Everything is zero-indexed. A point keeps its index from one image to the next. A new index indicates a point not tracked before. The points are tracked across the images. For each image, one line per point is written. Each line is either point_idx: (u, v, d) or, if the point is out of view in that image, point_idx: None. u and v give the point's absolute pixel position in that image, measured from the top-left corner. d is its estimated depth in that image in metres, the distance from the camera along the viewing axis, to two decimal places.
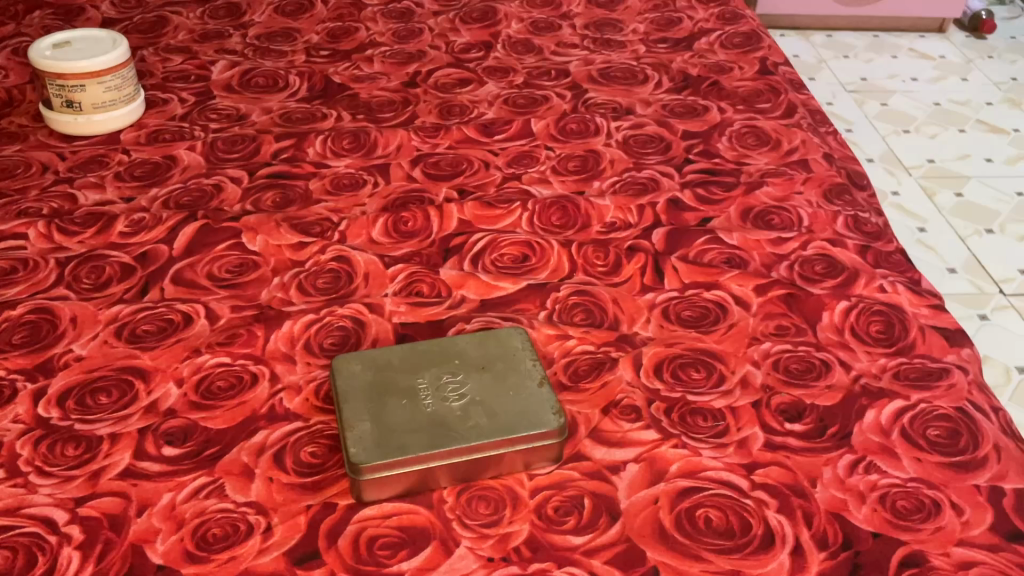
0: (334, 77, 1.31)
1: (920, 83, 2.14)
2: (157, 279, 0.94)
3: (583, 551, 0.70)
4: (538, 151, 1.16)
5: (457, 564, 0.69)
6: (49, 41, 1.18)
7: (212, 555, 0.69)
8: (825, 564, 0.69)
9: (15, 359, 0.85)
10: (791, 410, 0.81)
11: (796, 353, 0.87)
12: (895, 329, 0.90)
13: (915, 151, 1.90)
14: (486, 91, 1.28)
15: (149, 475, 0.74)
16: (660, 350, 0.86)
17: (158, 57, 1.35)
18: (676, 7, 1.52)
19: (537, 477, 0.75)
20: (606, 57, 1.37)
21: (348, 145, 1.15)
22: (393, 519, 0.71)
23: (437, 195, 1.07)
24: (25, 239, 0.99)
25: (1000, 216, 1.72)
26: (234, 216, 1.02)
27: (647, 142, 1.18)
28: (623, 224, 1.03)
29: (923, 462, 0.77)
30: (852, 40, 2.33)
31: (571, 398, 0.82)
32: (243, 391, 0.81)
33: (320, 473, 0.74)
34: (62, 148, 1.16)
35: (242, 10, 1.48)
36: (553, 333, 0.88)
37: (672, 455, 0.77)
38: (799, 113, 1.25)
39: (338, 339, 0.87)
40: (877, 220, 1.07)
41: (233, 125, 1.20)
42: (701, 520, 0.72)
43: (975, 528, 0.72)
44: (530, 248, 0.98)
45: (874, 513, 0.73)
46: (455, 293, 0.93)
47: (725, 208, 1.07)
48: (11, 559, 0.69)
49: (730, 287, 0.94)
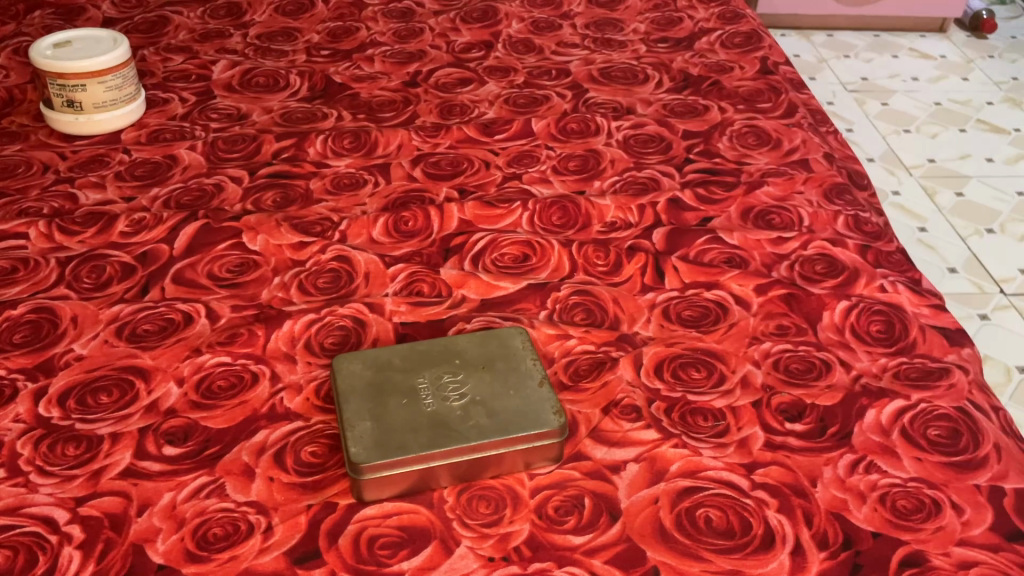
0: (334, 77, 1.31)
1: (920, 83, 2.14)
2: (157, 279, 0.94)
3: (583, 551, 0.70)
4: (539, 151, 1.16)
5: (457, 564, 0.69)
6: (49, 41, 1.18)
7: (213, 555, 0.69)
8: (826, 564, 0.69)
9: (15, 359, 0.85)
10: (791, 409, 0.81)
11: (796, 353, 0.87)
12: (895, 329, 0.90)
13: (915, 151, 1.89)
14: (486, 91, 1.28)
15: (149, 475, 0.74)
16: (660, 350, 0.86)
17: (158, 57, 1.35)
18: (676, 7, 1.51)
19: (537, 477, 0.75)
20: (606, 57, 1.37)
21: (348, 145, 1.15)
22: (393, 518, 0.71)
23: (437, 195, 1.07)
24: (25, 239, 0.99)
25: (1000, 216, 1.72)
26: (234, 216, 1.01)
27: (648, 142, 1.18)
28: (624, 224, 1.03)
29: (923, 462, 0.77)
30: (852, 40, 2.32)
31: (570, 398, 0.82)
32: (243, 391, 0.81)
33: (320, 473, 0.74)
34: (62, 148, 1.16)
35: (242, 10, 1.48)
36: (553, 333, 0.88)
37: (672, 455, 0.77)
38: (799, 113, 1.25)
39: (338, 338, 0.87)
40: (876, 221, 1.07)
41: (233, 125, 1.20)
42: (701, 520, 0.72)
43: (975, 528, 0.72)
44: (530, 248, 0.98)
45: (874, 513, 0.73)
46: (456, 293, 0.93)
47: (725, 208, 1.07)
48: (11, 559, 0.69)
49: (731, 287, 0.94)
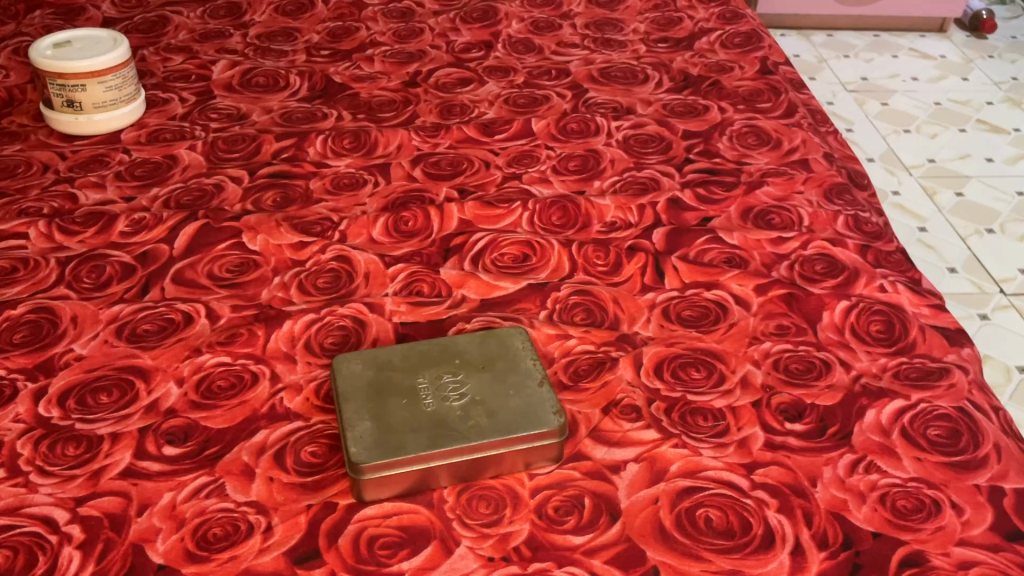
0: (334, 77, 1.31)
1: (920, 82, 2.14)
2: (157, 279, 0.94)
3: (583, 551, 0.70)
4: (539, 151, 1.16)
5: (457, 564, 0.69)
6: (49, 41, 1.18)
7: (212, 555, 0.69)
8: (826, 564, 0.69)
9: (15, 358, 0.85)
10: (791, 409, 0.81)
11: (796, 353, 0.87)
12: (895, 329, 0.90)
13: (915, 151, 1.89)
14: (487, 91, 1.28)
15: (149, 475, 0.74)
16: (660, 350, 0.86)
17: (158, 57, 1.35)
18: (676, 7, 1.51)
19: (537, 477, 0.75)
20: (606, 57, 1.37)
21: (348, 145, 1.15)
22: (393, 518, 0.71)
23: (437, 195, 1.07)
24: (25, 239, 0.99)
25: (1000, 216, 1.72)
26: (234, 215, 1.01)
27: (648, 142, 1.18)
28: (624, 224, 1.03)
29: (922, 462, 0.77)
30: (852, 40, 2.32)
31: (571, 398, 0.82)
32: (243, 391, 0.81)
33: (320, 472, 0.74)
34: (62, 148, 1.16)
35: (242, 10, 1.48)
36: (553, 333, 0.88)
37: (672, 455, 0.77)
38: (799, 113, 1.25)
39: (338, 338, 0.87)
40: (876, 220, 1.07)
41: (233, 125, 1.20)
42: (701, 520, 0.72)
43: (975, 528, 0.72)
44: (530, 248, 0.98)
45: (874, 513, 0.73)
46: (456, 293, 0.93)
47: (725, 208, 1.07)
48: (11, 559, 0.69)
49: (730, 287, 0.94)
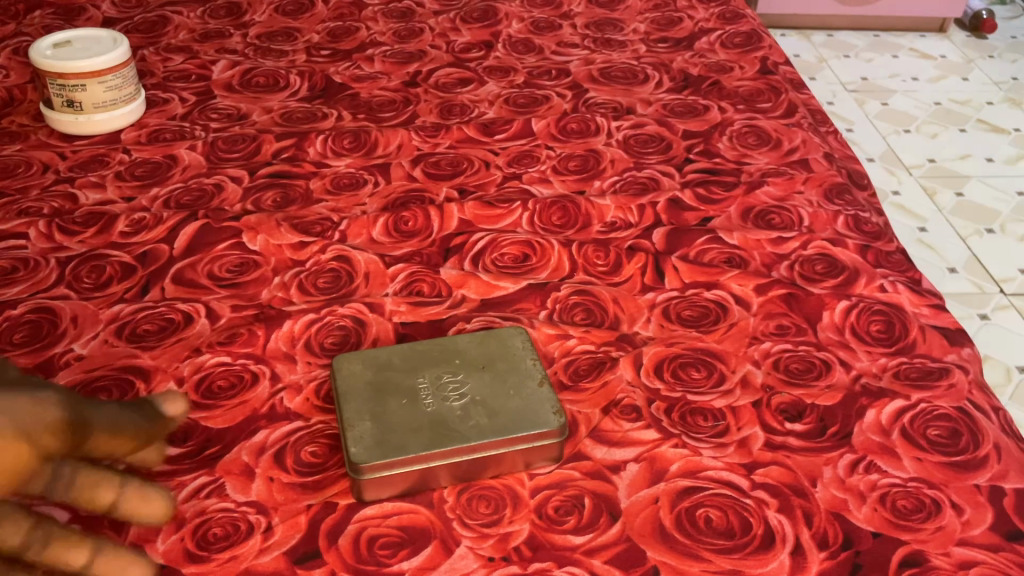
0: (334, 77, 1.31)
1: (920, 82, 2.14)
2: (157, 279, 0.94)
3: (583, 551, 0.70)
4: (539, 151, 1.16)
5: (457, 564, 0.69)
6: (49, 41, 1.18)
7: (212, 555, 0.69)
8: (826, 564, 0.69)
9: (15, 359, 0.85)
10: (791, 409, 0.81)
11: (796, 353, 0.87)
12: (895, 329, 0.90)
13: (915, 151, 1.89)
14: (487, 91, 1.28)
15: (149, 475, 0.74)
16: (660, 350, 0.86)
17: (158, 57, 1.35)
18: (676, 7, 1.52)
19: (537, 477, 0.75)
20: (606, 57, 1.37)
21: (348, 145, 1.15)
22: (393, 518, 0.72)
23: (438, 195, 1.07)
24: (25, 239, 0.99)
25: (1000, 216, 1.71)
26: (234, 216, 1.01)
27: (648, 142, 1.18)
28: (623, 224, 1.03)
29: (922, 462, 0.77)
30: (852, 40, 2.32)
31: (570, 398, 0.82)
32: (244, 392, 0.81)
33: (320, 472, 0.75)
34: (62, 148, 1.16)
35: (242, 10, 1.48)
36: (553, 333, 0.88)
37: (672, 455, 0.77)
38: (799, 113, 1.25)
39: (338, 338, 0.87)
40: (876, 221, 1.07)
41: (233, 125, 1.20)
42: (701, 520, 0.72)
43: (975, 528, 0.72)
44: (530, 247, 0.98)
45: (874, 513, 0.73)
46: (455, 293, 0.93)
47: (725, 208, 1.07)
48: None
49: (730, 287, 0.94)
